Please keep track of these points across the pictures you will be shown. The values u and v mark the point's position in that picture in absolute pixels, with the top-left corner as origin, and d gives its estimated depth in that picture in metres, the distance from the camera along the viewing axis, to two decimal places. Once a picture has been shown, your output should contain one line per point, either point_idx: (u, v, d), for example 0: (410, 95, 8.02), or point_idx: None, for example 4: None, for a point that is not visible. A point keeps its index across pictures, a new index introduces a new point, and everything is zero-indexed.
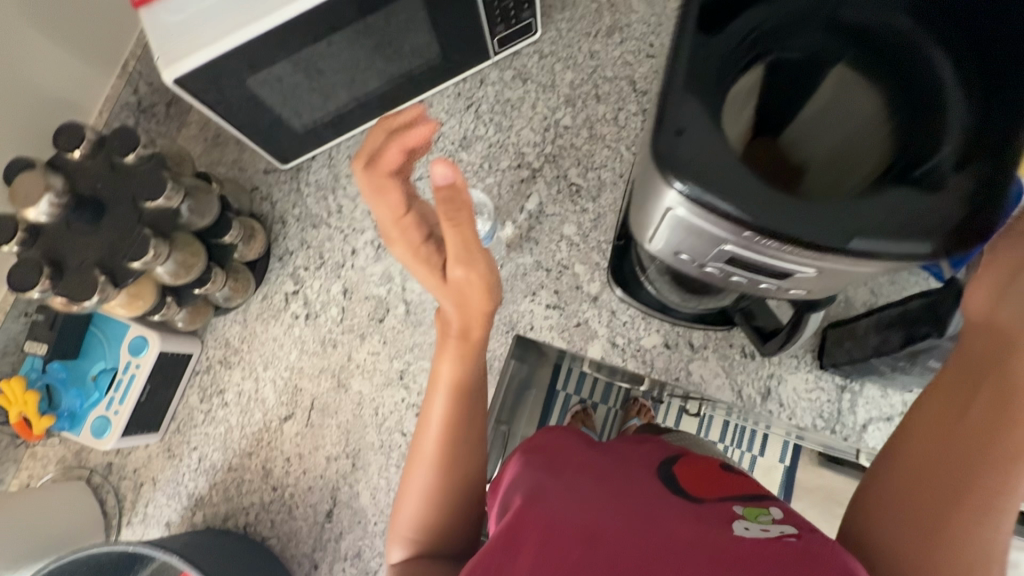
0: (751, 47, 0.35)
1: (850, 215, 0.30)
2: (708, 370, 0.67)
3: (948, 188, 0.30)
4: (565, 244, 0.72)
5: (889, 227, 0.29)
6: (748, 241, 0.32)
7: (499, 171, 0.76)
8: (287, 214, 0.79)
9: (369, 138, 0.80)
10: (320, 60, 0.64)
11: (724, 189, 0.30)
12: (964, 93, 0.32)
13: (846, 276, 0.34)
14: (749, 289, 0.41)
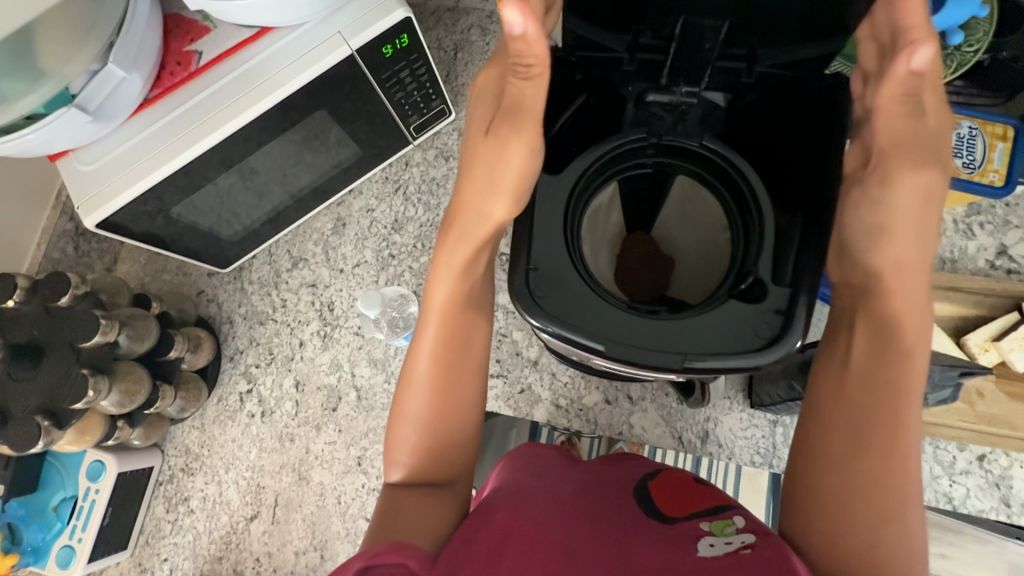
0: (602, 175, 0.48)
1: (684, 336, 0.42)
2: (649, 421, 0.70)
3: (767, 300, 0.43)
4: (502, 313, 0.75)
5: (719, 341, 0.42)
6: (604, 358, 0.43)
7: (432, 249, 0.80)
8: (233, 314, 0.81)
9: (305, 231, 0.83)
10: (254, 161, 0.66)
11: (579, 325, 0.42)
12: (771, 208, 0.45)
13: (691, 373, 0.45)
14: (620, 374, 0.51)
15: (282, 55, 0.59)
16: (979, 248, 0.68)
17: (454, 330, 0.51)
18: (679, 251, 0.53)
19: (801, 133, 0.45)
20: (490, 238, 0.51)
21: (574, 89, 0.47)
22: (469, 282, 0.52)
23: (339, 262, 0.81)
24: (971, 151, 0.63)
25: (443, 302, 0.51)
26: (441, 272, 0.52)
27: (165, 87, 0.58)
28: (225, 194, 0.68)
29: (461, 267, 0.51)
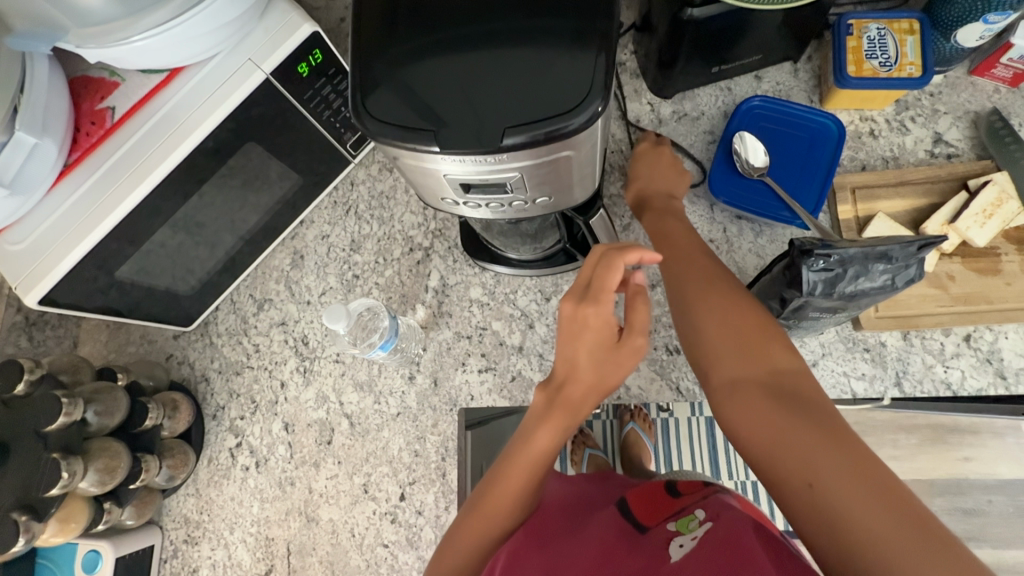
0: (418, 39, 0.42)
1: (505, 121, 0.38)
2: (644, 378, 0.69)
3: (590, 95, 0.38)
4: (477, 307, 0.74)
5: (536, 124, 0.38)
6: (459, 166, 0.41)
7: (394, 261, 0.78)
8: (208, 370, 0.79)
9: (264, 272, 0.81)
10: (197, 213, 0.66)
11: (413, 140, 0.39)
12: (587, 22, 0.39)
13: (550, 172, 0.42)
14: (515, 212, 0.49)
15: (196, 90, 0.58)
16: (916, 140, 0.70)
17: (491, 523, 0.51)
18: (525, 18, 0.40)
19: None
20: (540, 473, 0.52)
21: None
22: (536, 489, 0.53)
23: (305, 295, 0.79)
24: (884, 50, 0.66)
25: (537, 454, 0.51)
26: (500, 481, 0.52)
27: (84, 149, 0.57)
28: (176, 245, 0.67)
29: (523, 478, 0.51)
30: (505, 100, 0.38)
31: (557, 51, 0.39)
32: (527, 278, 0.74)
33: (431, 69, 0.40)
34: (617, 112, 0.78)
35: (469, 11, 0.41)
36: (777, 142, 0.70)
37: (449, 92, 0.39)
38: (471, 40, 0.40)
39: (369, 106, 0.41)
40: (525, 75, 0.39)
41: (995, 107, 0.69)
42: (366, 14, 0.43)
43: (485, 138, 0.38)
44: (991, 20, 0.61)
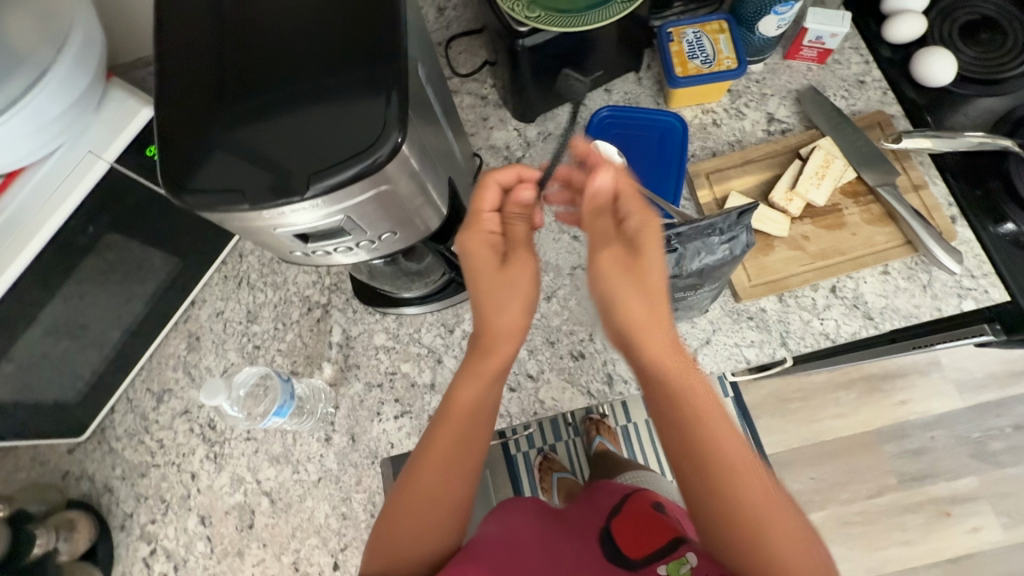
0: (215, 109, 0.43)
1: (309, 169, 0.40)
2: (556, 389, 0.70)
3: (386, 131, 0.40)
4: (384, 353, 0.74)
5: (340, 166, 0.39)
6: (280, 220, 0.42)
7: (294, 323, 0.77)
8: (109, 479, 0.73)
9: (160, 361, 0.77)
10: (68, 314, 0.64)
11: (225, 205, 0.40)
12: (372, 67, 0.42)
13: (376, 209, 0.44)
14: (367, 253, 0.50)
15: (37, 190, 0.56)
16: (753, 122, 0.77)
17: (424, 495, 0.49)
18: (313, 74, 0.42)
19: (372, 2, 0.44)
20: (466, 425, 0.49)
21: (169, 65, 0.45)
22: (472, 453, 0.50)
23: (206, 376, 0.76)
24: (703, 50, 0.73)
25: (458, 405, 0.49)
26: (427, 448, 0.49)
27: None
28: (60, 350, 0.66)
29: (445, 435, 0.49)
30: (307, 150, 0.40)
31: (350, 96, 0.41)
32: (428, 314, 0.74)
33: (237, 133, 0.42)
34: (488, 142, 0.82)
35: (262, 76, 0.43)
36: (631, 145, 0.75)
37: (255, 157, 0.41)
38: (267, 102, 0.42)
39: (181, 182, 0.41)
40: (322, 124, 0.40)
41: (812, 83, 0.78)
42: (174, 92, 0.44)
43: (293, 188, 0.39)
44: (780, 11, 0.70)
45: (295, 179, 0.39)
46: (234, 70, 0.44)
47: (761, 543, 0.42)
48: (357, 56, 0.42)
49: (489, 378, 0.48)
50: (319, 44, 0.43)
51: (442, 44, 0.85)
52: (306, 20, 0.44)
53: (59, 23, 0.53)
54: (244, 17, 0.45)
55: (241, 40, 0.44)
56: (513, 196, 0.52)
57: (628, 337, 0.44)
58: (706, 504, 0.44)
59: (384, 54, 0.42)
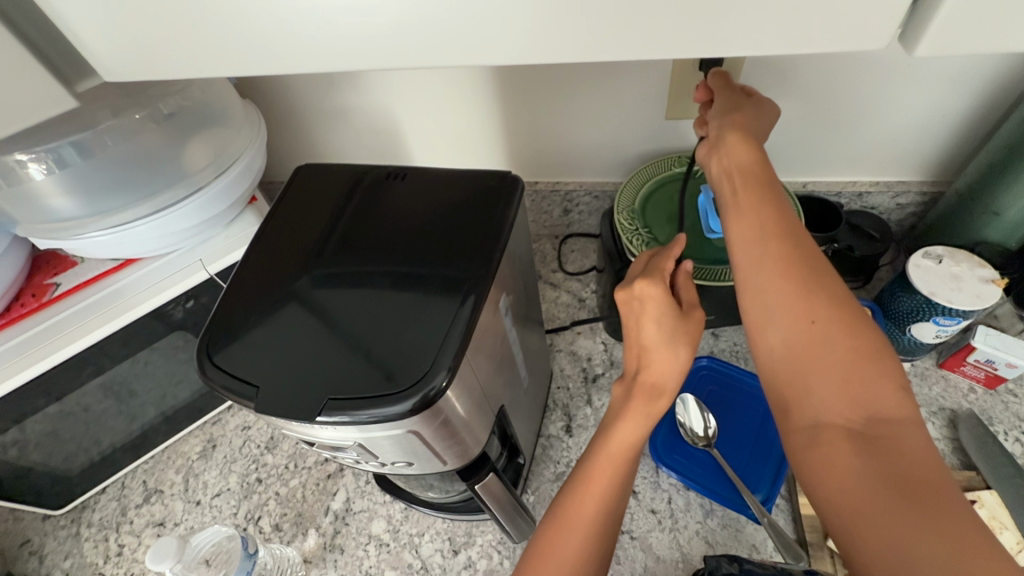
0: (284, 286, 0.42)
1: (344, 388, 0.36)
2: None
3: (442, 369, 0.35)
4: (374, 546, 0.63)
5: (379, 396, 0.35)
6: (294, 426, 0.37)
7: (304, 469, 0.70)
8: (55, 569, 0.67)
9: (170, 456, 0.74)
10: (131, 383, 0.65)
11: (247, 399, 0.37)
12: (450, 292, 0.39)
13: (399, 442, 0.38)
14: (379, 468, 0.43)
15: (143, 278, 0.60)
16: None
17: (567, 539, 0.40)
18: (390, 284, 0.40)
19: (473, 219, 0.43)
20: (626, 469, 0.44)
21: (270, 227, 0.46)
22: (625, 499, 0.43)
23: (198, 493, 0.71)
24: None
25: (620, 443, 0.44)
26: (576, 477, 0.44)
27: (9, 318, 0.57)
28: (99, 409, 0.64)
29: (596, 472, 0.43)
30: (338, 366, 0.37)
31: (418, 317, 0.38)
32: (438, 519, 0.64)
33: (285, 323, 0.40)
34: (569, 346, 0.76)
35: (341, 269, 0.42)
36: (726, 409, 0.64)
37: (298, 357, 0.38)
38: (337, 298, 0.40)
39: (219, 356, 0.39)
40: (378, 340, 0.37)
41: (972, 409, 0.63)
42: (261, 255, 0.45)
43: (307, 403, 0.36)
44: (942, 322, 0.60)
45: (327, 398, 0.35)
46: (318, 257, 0.43)
47: (825, 373, 0.36)
48: (440, 275, 0.40)
49: (652, 415, 0.45)
50: (405, 251, 0.42)
51: (557, 237, 0.86)
52: (403, 223, 0.44)
53: (228, 154, 0.59)
54: (351, 205, 0.46)
55: (338, 225, 0.45)
56: (685, 268, 0.49)
57: (792, 274, 0.38)
58: (771, 326, 0.38)
59: (462, 284, 0.39)
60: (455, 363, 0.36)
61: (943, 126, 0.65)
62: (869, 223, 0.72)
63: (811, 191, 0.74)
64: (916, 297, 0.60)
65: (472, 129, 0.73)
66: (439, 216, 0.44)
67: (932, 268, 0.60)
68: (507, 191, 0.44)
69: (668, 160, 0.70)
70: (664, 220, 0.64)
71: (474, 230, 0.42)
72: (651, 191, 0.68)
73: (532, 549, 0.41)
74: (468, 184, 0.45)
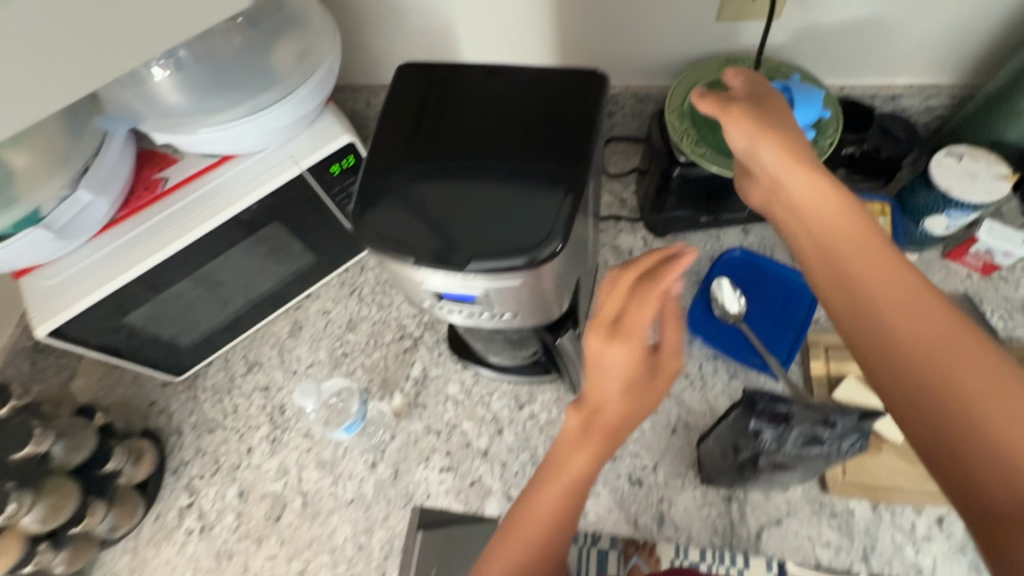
0: (412, 164, 0.49)
1: (480, 246, 0.44)
2: (603, 506, 0.67)
3: (556, 235, 0.44)
4: (451, 404, 0.76)
5: (509, 252, 0.44)
6: (433, 279, 0.47)
7: (384, 345, 0.82)
8: (183, 423, 0.80)
9: (263, 335, 0.85)
10: (215, 275, 0.72)
11: (398, 253, 0.46)
12: (557, 174, 0.46)
13: (514, 293, 0.47)
14: (486, 322, 0.53)
15: (243, 174, 0.67)
16: None
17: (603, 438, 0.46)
18: (505, 165, 0.48)
19: (572, 113, 0.49)
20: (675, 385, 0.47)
21: (386, 115, 0.53)
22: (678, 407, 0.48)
23: (293, 364, 0.83)
24: None
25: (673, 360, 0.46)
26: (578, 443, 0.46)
27: (131, 208, 0.65)
28: (193, 296, 0.73)
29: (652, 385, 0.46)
30: (471, 235, 0.45)
31: (532, 193, 0.46)
32: (504, 382, 0.76)
33: (420, 200, 0.47)
34: (612, 242, 0.85)
35: (459, 151, 0.49)
36: (755, 292, 0.73)
37: (436, 222, 0.46)
38: (460, 176, 0.48)
39: (367, 220, 0.47)
40: (502, 211, 0.46)
41: (966, 292, 0.73)
42: (384, 138, 0.51)
43: (450, 257, 0.44)
44: (953, 214, 0.68)
45: (467, 253, 0.44)
46: (438, 139, 0.50)
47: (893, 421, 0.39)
48: (547, 159, 0.47)
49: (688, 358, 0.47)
50: (514, 139, 0.49)
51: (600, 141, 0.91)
52: (508, 114, 0.50)
53: (313, 55, 0.62)
54: (459, 95, 0.52)
55: (450, 114, 0.51)
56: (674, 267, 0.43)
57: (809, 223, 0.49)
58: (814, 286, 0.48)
59: (566, 167, 0.47)
60: (566, 230, 0.44)
61: (981, 29, 0.69)
62: (899, 126, 0.77)
63: (847, 95, 0.78)
64: (934, 192, 0.67)
65: (527, 32, 0.76)
66: (542, 109, 0.50)
67: (953, 167, 0.66)
68: (599, 87, 0.50)
69: (714, 63, 0.74)
70: (711, 122, 0.70)
71: (574, 121, 0.49)
72: (699, 94, 0.72)
73: (520, 507, 0.47)
74: (563, 86, 0.50)
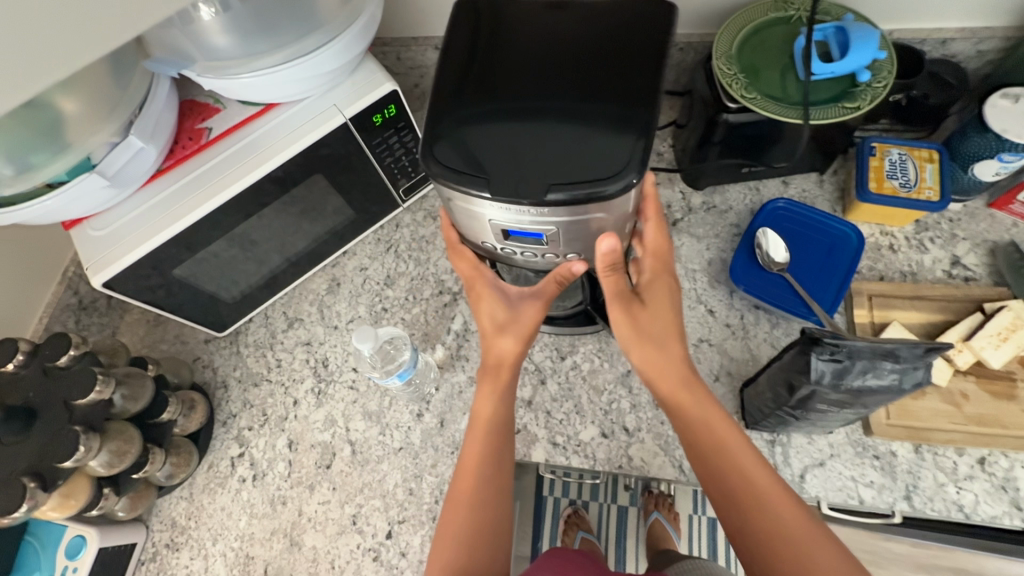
0: (476, 96, 0.48)
1: (555, 178, 0.45)
2: (648, 451, 0.69)
3: (632, 166, 0.44)
4: None
5: (585, 185, 0.44)
6: (504, 215, 0.48)
7: (423, 300, 0.82)
8: (228, 377, 0.81)
9: (302, 292, 0.86)
10: (253, 233, 0.72)
11: (471, 186, 0.46)
12: (627, 104, 0.46)
13: (581, 228, 0.49)
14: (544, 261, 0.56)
15: (288, 124, 0.66)
16: (934, 260, 0.73)
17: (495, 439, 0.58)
18: (573, 95, 0.47)
19: (639, 43, 0.48)
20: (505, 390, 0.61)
21: (445, 50, 0.51)
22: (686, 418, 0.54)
23: (334, 320, 0.84)
24: (905, 173, 0.71)
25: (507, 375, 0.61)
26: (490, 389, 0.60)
27: (177, 158, 0.65)
28: (228, 257, 0.72)
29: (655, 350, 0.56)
30: (545, 170, 0.45)
31: (604, 124, 0.46)
32: (546, 334, 0.77)
33: (492, 138, 0.47)
34: None
35: (524, 83, 0.48)
36: (799, 242, 0.73)
37: (507, 155, 0.46)
38: (527, 107, 0.47)
39: (437, 155, 0.47)
40: (574, 143, 0.45)
41: (1012, 240, 0.73)
42: (445, 72, 0.50)
43: (525, 190, 0.45)
44: (1005, 159, 0.67)
45: (543, 185, 0.45)
46: (501, 71, 0.49)
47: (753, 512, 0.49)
48: (617, 90, 0.47)
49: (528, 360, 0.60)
50: (580, 70, 0.48)
51: None
52: (572, 45, 0.49)
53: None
54: (519, 27, 0.51)
55: (511, 46, 0.50)
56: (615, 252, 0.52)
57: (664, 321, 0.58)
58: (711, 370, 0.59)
59: (637, 98, 0.46)
60: (641, 160, 0.44)
61: None
62: (949, 71, 0.75)
63: (896, 39, 0.76)
64: (987, 136, 0.66)
65: None
66: (606, 40, 0.49)
67: (1008, 109, 0.65)
68: (666, 17, 0.49)
69: (763, 7, 0.72)
70: (761, 67, 0.68)
71: (642, 52, 0.48)
72: (746, 39, 0.70)
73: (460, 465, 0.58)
74: (629, 22, 0.50)
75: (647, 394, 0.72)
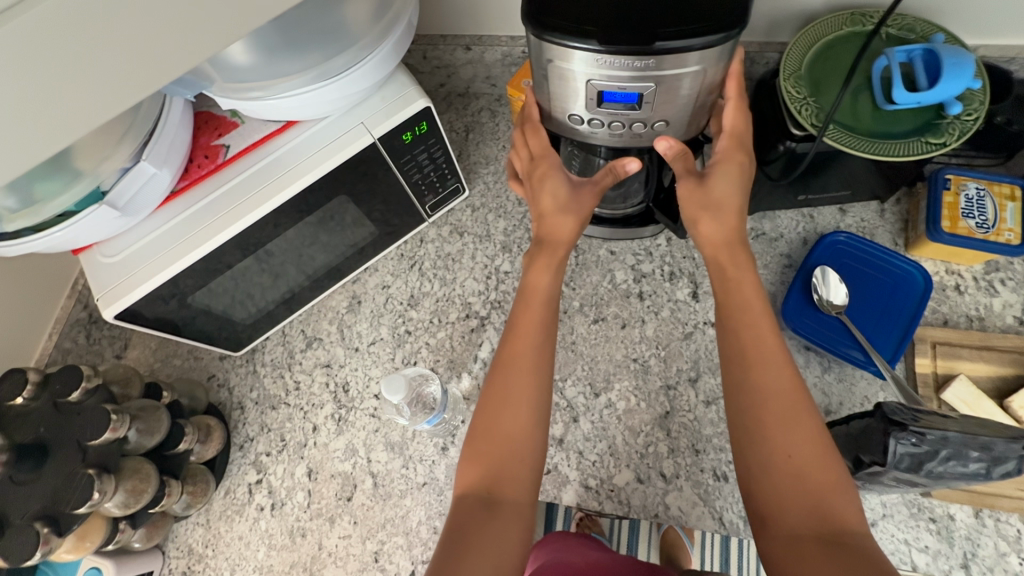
0: None
1: (662, 27, 0.43)
2: (686, 500, 0.66)
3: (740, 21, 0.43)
4: None
5: (692, 34, 0.42)
6: (601, 71, 0.45)
7: (449, 323, 0.78)
8: (244, 398, 0.78)
9: (320, 310, 0.82)
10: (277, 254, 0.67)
11: (575, 37, 0.43)
12: None
13: (678, 89, 0.47)
14: (629, 138, 0.53)
15: (311, 144, 0.60)
16: (1004, 304, 0.68)
17: (525, 341, 0.56)
18: None
19: None
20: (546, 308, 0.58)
21: None
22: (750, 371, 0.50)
23: (354, 340, 0.80)
24: (982, 211, 0.65)
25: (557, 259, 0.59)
26: (547, 263, 0.59)
27: (192, 179, 0.60)
28: (242, 267, 0.64)
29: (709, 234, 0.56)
30: (646, 31, 0.43)
31: None
32: (579, 367, 0.72)
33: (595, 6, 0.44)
34: None
35: None
36: (859, 283, 0.68)
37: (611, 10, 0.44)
38: None
39: (538, 14, 0.44)
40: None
41: None
42: None
43: (632, 38, 0.43)
44: None
45: (651, 34, 0.43)
46: None
47: (755, 366, 0.49)
48: None
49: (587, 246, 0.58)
50: None
51: None
52: None
53: (390, 10, 0.54)
54: None
55: None
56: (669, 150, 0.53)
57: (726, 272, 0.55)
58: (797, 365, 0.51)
59: None
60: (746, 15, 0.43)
61: None
62: None
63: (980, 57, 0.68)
64: None
65: None
66: None
67: None
68: None
69: (838, 17, 0.64)
70: (834, 87, 0.61)
71: None
72: (817, 56, 0.63)
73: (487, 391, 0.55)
74: None
75: (686, 438, 0.68)
